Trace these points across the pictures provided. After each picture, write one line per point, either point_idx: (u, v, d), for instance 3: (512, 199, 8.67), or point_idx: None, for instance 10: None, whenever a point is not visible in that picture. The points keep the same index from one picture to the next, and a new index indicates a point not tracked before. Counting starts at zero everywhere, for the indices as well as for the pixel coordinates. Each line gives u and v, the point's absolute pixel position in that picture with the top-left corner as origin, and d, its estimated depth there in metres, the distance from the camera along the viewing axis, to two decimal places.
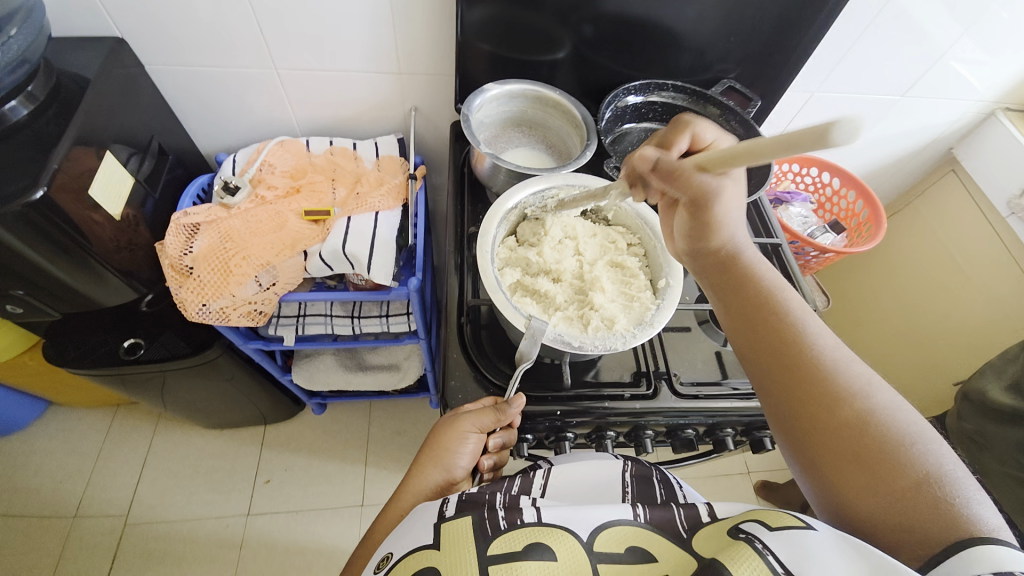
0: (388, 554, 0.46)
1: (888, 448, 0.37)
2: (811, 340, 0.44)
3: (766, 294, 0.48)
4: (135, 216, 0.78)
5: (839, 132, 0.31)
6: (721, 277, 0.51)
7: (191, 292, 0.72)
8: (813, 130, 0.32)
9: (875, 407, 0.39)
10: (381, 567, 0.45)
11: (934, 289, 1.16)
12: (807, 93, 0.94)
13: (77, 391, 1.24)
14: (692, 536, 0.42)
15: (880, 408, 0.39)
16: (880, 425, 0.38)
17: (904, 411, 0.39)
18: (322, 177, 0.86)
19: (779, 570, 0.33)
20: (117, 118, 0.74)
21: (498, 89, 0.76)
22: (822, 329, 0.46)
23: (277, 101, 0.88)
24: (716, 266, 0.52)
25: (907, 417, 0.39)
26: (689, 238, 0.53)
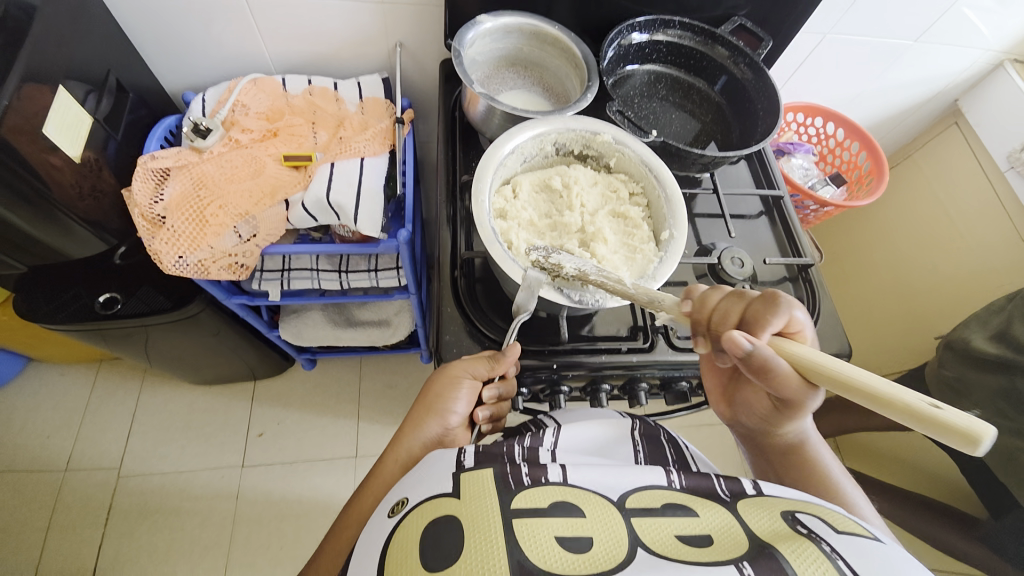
0: (402, 499, 0.44)
1: None
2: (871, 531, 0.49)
3: (827, 478, 0.53)
4: (97, 159, 0.72)
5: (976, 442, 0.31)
6: (784, 455, 0.56)
7: (164, 243, 0.68)
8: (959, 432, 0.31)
9: None
10: (395, 511, 0.43)
11: (924, 245, 1.17)
12: (818, 35, 0.89)
13: (55, 346, 1.20)
14: (735, 503, 0.44)
15: None
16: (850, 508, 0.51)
17: None
18: (302, 120, 0.80)
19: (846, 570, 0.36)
20: (68, 48, 0.67)
21: (492, 22, 0.70)
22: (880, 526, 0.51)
23: (248, 33, 0.80)
24: (782, 447, 0.56)
25: None
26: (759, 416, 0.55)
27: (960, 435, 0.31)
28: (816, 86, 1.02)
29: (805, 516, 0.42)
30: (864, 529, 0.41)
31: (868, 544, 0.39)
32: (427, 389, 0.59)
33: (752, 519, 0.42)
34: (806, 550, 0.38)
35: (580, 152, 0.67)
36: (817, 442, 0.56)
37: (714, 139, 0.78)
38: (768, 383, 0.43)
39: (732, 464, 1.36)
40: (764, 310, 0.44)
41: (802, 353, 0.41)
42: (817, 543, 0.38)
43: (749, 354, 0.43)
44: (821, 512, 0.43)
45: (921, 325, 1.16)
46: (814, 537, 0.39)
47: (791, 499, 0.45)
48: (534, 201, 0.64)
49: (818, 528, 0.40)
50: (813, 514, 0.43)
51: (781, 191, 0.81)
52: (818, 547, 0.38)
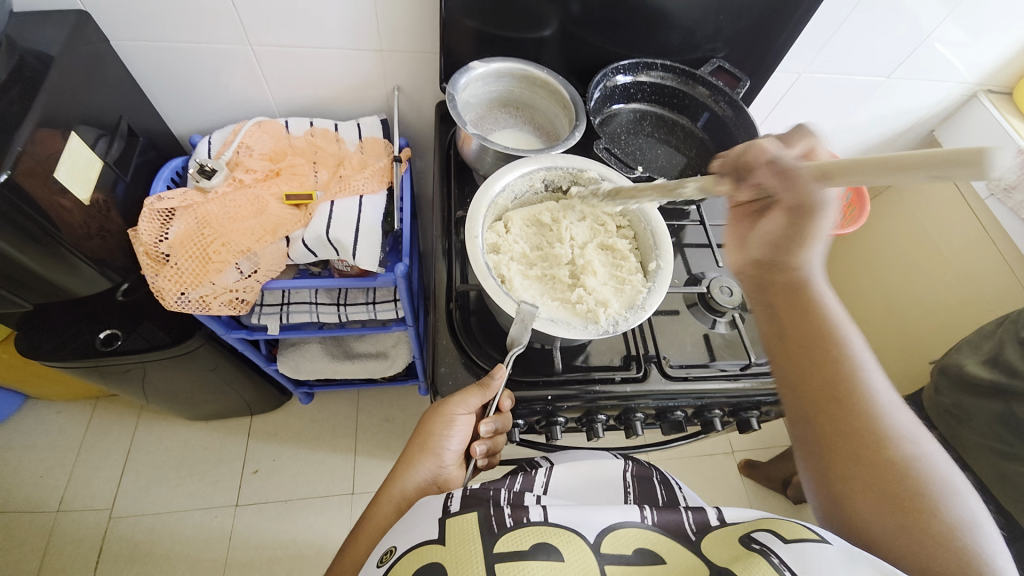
0: (390, 548, 0.45)
1: (925, 496, 0.40)
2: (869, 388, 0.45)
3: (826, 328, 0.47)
4: (106, 201, 0.74)
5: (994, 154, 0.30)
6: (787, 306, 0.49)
7: (168, 280, 0.70)
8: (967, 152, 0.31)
9: (921, 453, 0.42)
10: (383, 561, 0.44)
11: (912, 271, 1.19)
12: (795, 73, 0.94)
13: (53, 383, 1.20)
14: (701, 540, 0.44)
15: (924, 453, 0.42)
16: (921, 472, 0.41)
17: (940, 462, 0.42)
18: (303, 160, 0.83)
19: None
20: (83, 98, 0.70)
21: (484, 67, 0.74)
22: (876, 370, 0.47)
23: (253, 80, 0.84)
24: (782, 290, 0.50)
25: (941, 471, 0.42)
26: (763, 251, 0.50)
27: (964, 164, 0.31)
28: (797, 120, 1.07)
29: (760, 533, 0.42)
30: (811, 531, 0.41)
31: (817, 548, 0.39)
32: (420, 429, 0.59)
33: (715, 554, 0.42)
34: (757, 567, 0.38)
35: (568, 188, 0.69)
36: (822, 283, 0.49)
37: (699, 173, 0.81)
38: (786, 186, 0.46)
39: (736, 495, 1.34)
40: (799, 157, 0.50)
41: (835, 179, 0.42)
42: (768, 556, 0.39)
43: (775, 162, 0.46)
44: (775, 524, 0.43)
45: (915, 348, 1.17)
46: (766, 551, 0.40)
47: (749, 520, 0.45)
48: (526, 235, 0.66)
49: (771, 542, 0.40)
50: (768, 529, 0.42)
51: None
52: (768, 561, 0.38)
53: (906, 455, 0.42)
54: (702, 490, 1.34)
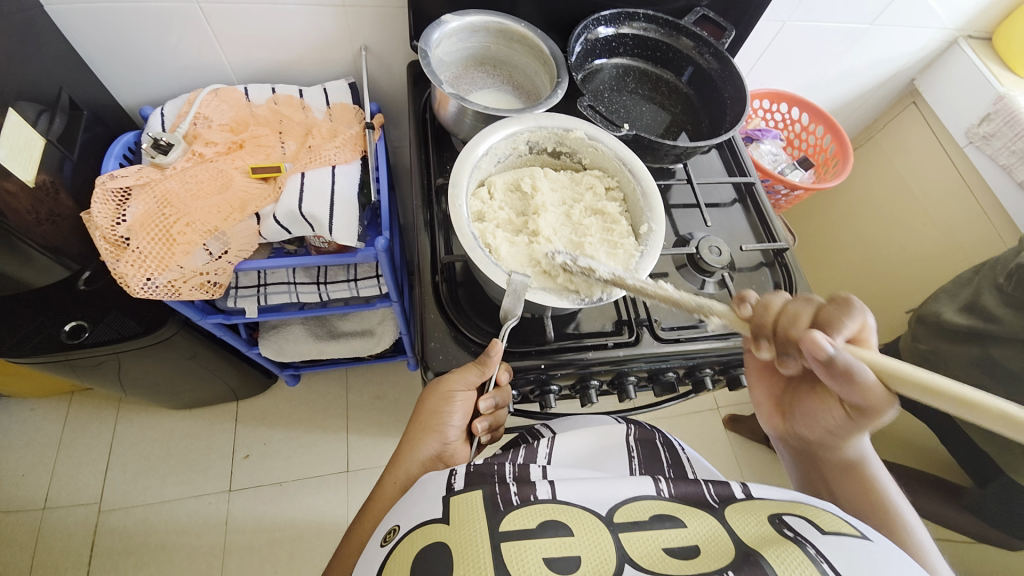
0: (395, 526, 0.44)
1: None
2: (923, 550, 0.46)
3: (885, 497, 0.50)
4: (53, 182, 0.68)
5: None
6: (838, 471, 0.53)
7: (130, 265, 0.65)
8: None
9: None
10: (388, 539, 0.43)
11: (891, 223, 1.20)
12: (779, 23, 0.91)
13: (21, 380, 1.14)
14: (723, 508, 0.45)
15: None
16: None
17: None
18: (268, 130, 0.78)
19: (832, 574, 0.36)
20: (15, 67, 0.63)
21: (457, 21, 0.69)
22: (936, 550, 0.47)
23: (206, 43, 0.77)
24: (833, 462, 0.54)
25: None
26: (823, 424, 0.53)
27: None
28: (781, 72, 1.04)
29: (791, 517, 0.43)
30: (852, 528, 0.42)
31: (853, 543, 0.39)
32: (419, 408, 0.59)
33: (740, 526, 0.42)
34: (790, 553, 0.38)
35: (553, 151, 0.66)
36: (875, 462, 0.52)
37: (685, 130, 0.79)
38: (850, 388, 0.42)
39: (722, 448, 1.39)
40: (838, 313, 0.43)
41: (869, 356, 0.39)
42: (803, 546, 0.39)
43: (830, 359, 0.41)
44: (808, 512, 0.44)
45: (893, 299, 1.20)
46: (800, 539, 0.40)
47: (779, 502, 0.46)
48: (510, 201, 0.64)
49: (805, 530, 0.41)
50: (799, 514, 0.44)
51: (753, 178, 0.82)
52: (803, 551, 0.38)
53: None
54: (690, 445, 1.38)
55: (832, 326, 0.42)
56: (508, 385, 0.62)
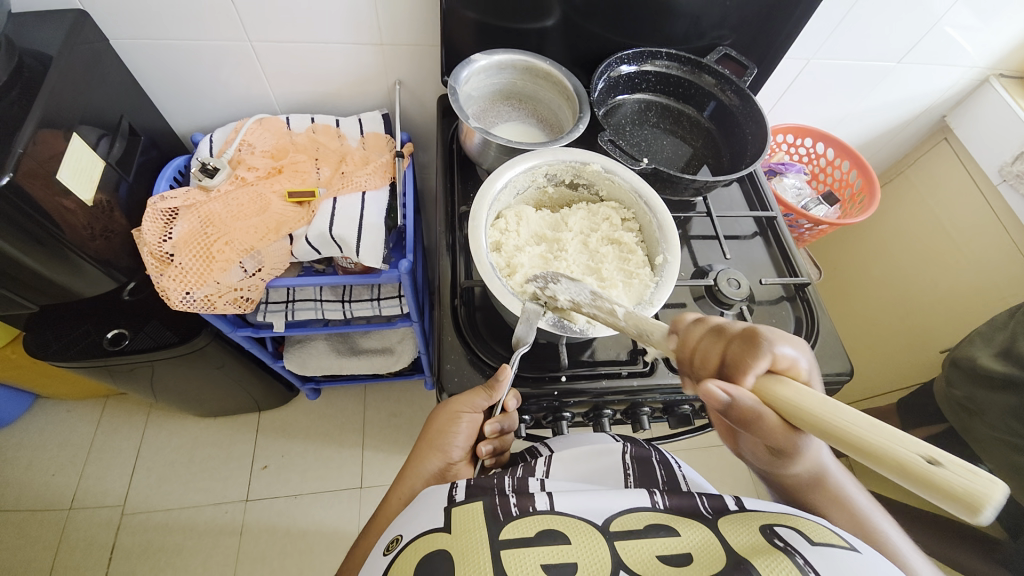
0: (396, 536, 0.45)
1: None
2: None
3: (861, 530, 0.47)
4: (109, 201, 0.74)
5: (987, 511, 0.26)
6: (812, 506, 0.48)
7: (172, 280, 0.69)
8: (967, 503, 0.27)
9: None
10: (390, 549, 0.44)
11: (922, 260, 1.17)
12: (803, 60, 0.92)
13: (63, 383, 1.21)
14: (716, 519, 0.45)
15: None
16: None
17: None
18: (305, 156, 0.83)
19: None
20: (84, 97, 0.70)
21: (486, 60, 0.73)
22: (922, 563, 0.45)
23: (254, 76, 0.83)
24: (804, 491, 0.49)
25: None
26: None
27: (965, 505, 0.27)
28: (804, 107, 1.05)
29: (782, 528, 0.42)
30: (840, 539, 0.40)
31: (843, 555, 0.38)
32: (428, 427, 0.60)
33: (732, 536, 0.42)
34: (778, 561, 0.38)
35: (571, 182, 0.68)
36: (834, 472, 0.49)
37: (706, 164, 0.80)
38: None
39: (742, 485, 1.34)
40: (743, 352, 0.41)
41: (785, 399, 0.37)
42: (791, 555, 0.38)
43: None
44: (800, 524, 0.43)
45: (925, 338, 1.15)
46: (789, 549, 0.39)
47: (773, 513, 0.45)
48: (529, 231, 0.66)
49: (794, 540, 0.40)
50: (791, 526, 0.42)
51: (774, 212, 0.82)
52: (790, 559, 0.38)
53: None
54: (709, 480, 1.34)
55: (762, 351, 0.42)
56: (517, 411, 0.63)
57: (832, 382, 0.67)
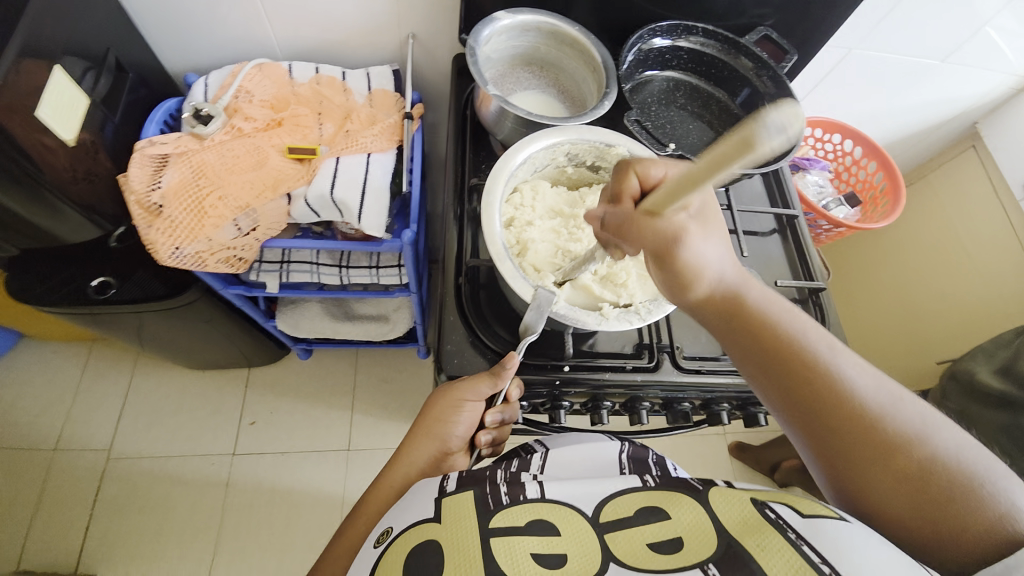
0: (388, 528, 0.44)
1: (957, 491, 0.36)
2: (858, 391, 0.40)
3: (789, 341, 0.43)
4: (94, 141, 0.68)
5: (767, 130, 0.28)
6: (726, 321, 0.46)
7: (161, 233, 0.66)
8: (741, 137, 0.29)
9: (938, 452, 0.37)
10: (381, 541, 0.43)
11: (932, 269, 1.15)
12: (844, 49, 0.86)
13: (46, 324, 1.18)
14: (707, 491, 0.43)
15: (942, 452, 0.37)
16: (944, 473, 0.36)
17: (968, 450, 0.38)
18: (307, 110, 0.77)
19: (815, 559, 0.34)
20: (67, 23, 0.63)
21: (510, 19, 0.67)
22: (857, 369, 0.41)
23: (255, 16, 0.76)
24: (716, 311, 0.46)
25: (971, 456, 0.37)
26: None
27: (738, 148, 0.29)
28: (836, 101, 0.99)
29: (776, 505, 0.40)
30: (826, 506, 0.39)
31: (834, 523, 0.37)
32: (426, 411, 0.58)
33: (722, 510, 0.40)
34: (770, 540, 0.36)
35: (592, 164, 0.64)
36: (743, 281, 0.46)
37: None
38: None
39: (724, 474, 1.36)
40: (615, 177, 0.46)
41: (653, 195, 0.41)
42: (783, 531, 0.37)
43: None
44: (790, 496, 0.42)
45: (924, 348, 1.15)
46: (782, 524, 0.38)
47: (762, 489, 0.44)
48: (545, 207, 0.63)
49: (785, 513, 0.39)
50: (784, 502, 0.41)
51: (796, 211, 0.79)
52: (782, 536, 0.36)
53: (922, 458, 0.37)
54: (692, 467, 1.37)
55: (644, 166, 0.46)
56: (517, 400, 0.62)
57: None
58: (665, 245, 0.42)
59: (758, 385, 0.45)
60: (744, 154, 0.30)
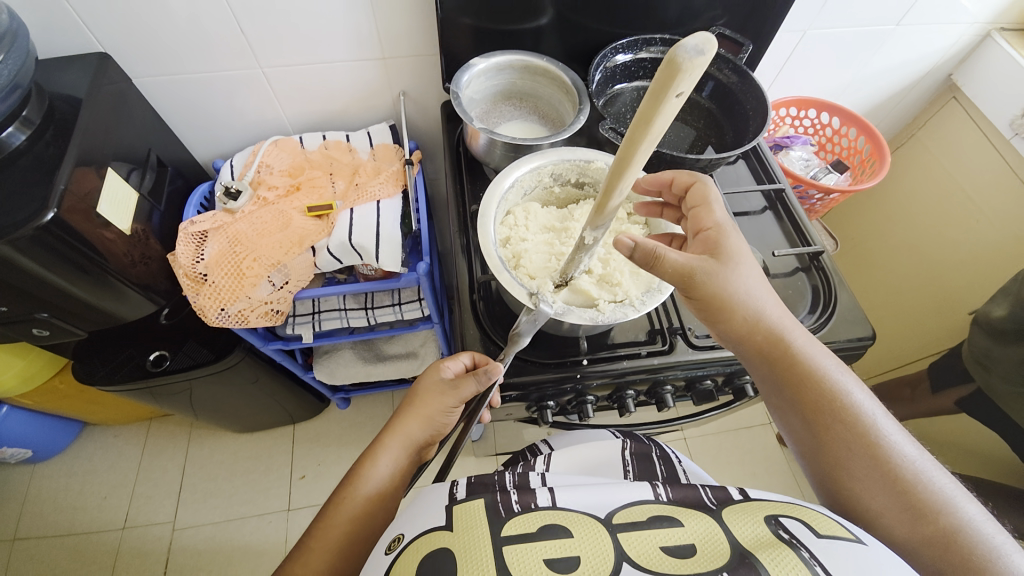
0: (399, 535, 0.45)
1: (977, 557, 0.41)
2: (894, 450, 0.47)
3: (836, 393, 0.50)
4: (144, 230, 0.78)
5: (686, 49, 0.32)
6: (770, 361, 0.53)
7: (208, 298, 0.74)
8: (666, 63, 0.33)
9: (962, 520, 0.43)
10: (392, 548, 0.44)
11: (941, 222, 1.15)
12: (799, 32, 0.92)
13: (108, 407, 1.27)
14: (720, 509, 0.45)
15: (966, 520, 0.43)
16: (968, 540, 0.42)
17: (985, 523, 0.44)
18: (320, 172, 0.86)
19: None
20: (115, 133, 0.74)
21: (485, 62, 0.76)
22: (898, 435, 0.49)
23: (267, 101, 0.87)
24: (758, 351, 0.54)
25: (989, 530, 0.43)
26: None
27: (667, 75, 0.33)
28: (805, 79, 1.04)
29: (788, 520, 0.43)
30: (846, 531, 0.41)
31: (849, 547, 0.39)
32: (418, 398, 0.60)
33: (737, 527, 0.42)
34: (784, 556, 0.38)
35: (576, 181, 0.70)
36: (791, 331, 0.54)
37: (710, 143, 0.81)
38: None
39: (775, 465, 1.33)
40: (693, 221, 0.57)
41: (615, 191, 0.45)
42: (797, 549, 0.39)
43: None
44: (804, 514, 0.44)
45: (952, 301, 1.12)
46: (794, 542, 0.40)
47: (776, 503, 0.46)
48: (538, 225, 0.67)
49: (800, 533, 0.41)
50: (796, 517, 0.43)
51: (782, 184, 0.83)
52: (796, 554, 0.38)
53: (948, 525, 0.43)
54: (741, 461, 1.34)
55: (697, 219, 0.56)
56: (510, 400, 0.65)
57: (855, 347, 0.67)
58: (686, 278, 0.52)
59: (786, 413, 0.53)
60: (674, 76, 0.33)
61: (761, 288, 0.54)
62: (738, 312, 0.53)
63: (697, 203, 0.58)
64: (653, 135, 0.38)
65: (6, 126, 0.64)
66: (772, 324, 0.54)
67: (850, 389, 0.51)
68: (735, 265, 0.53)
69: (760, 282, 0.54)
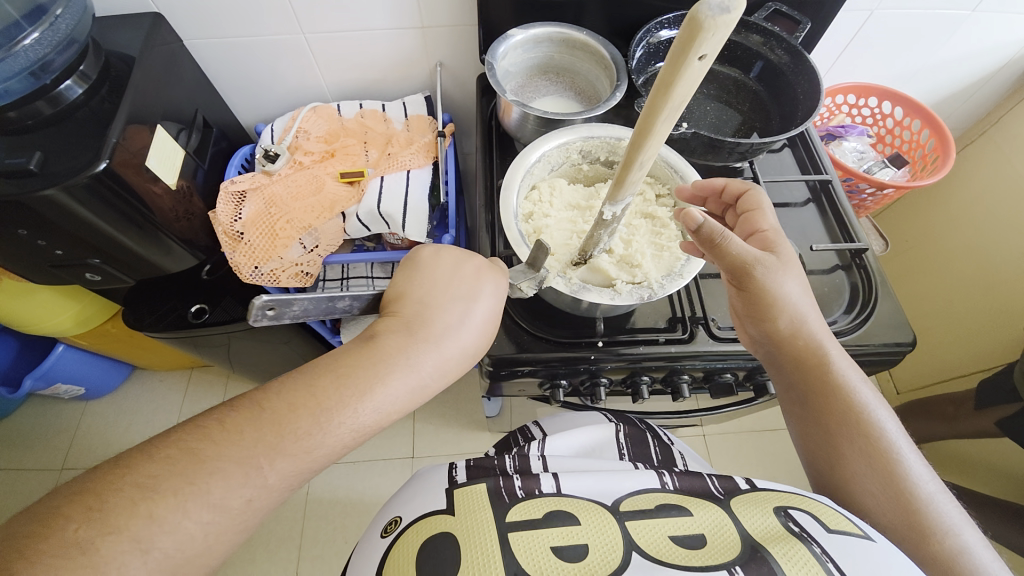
0: (395, 519, 0.47)
1: None
2: (909, 469, 0.46)
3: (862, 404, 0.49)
4: (189, 187, 0.82)
5: (709, 7, 0.30)
6: (800, 364, 0.51)
7: (243, 255, 0.77)
8: (688, 23, 0.31)
9: (965, 545, 0.42)
10: (389, 531, 0.46)
11: (1008, 230, 1.06)
12: (865, 12, 0.84)
13: (154, 354, 1.36)
14: (728, 499, 0.45)
15: (968, 546, 0.42)
16: (968, 566, 0.41)
17: (987, 553, 0.42)
18: (355, 140, 0.88)
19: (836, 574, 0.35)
20: (166, 94, 0.77)
21: (522, 34, 0.74)
22: (916, 456, 0.47)
23: (306, 67, 0.89)
24: (790, 352, 0.52)
25: (990, 560, 0.42)
26: None
27: (687, 37, 0.32)
28: (867, 64, 0.97)
29: (797, 512, 0.42)
30: (855, 527, 0.40)
31: (859, 544, 0.38)
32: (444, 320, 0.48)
33: (744, 515, 0.42)
34: (796, 551, 0.37)
35: (606, 160, 0.68)
36: (827, 337, 0.52)
37: (755, 129, 0.77)
38: None
39: (797, 471, 1.29)
40: (743, 226, 0.56)
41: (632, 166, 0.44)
42: (807, 543, 0.38)
43: None
44: (813, 507, 0.43)
45: (1010, 316, 1.04)
46: (804, 536, 0.39)
47: (783, 493, 0.45)
48: (563, 202, 0.66)
49: (810, 526, 0.40)
50: (805, 510, 0.42)
51: (829, 175, 0.78)
52: (807, 548, 0.37)
53: (949, 548, 0.42)
54: (761, 463, 1.30)
55: (749, 223, 0.56)
56: (526, 375, 0.65)
57: (893, 353, 0.63)
58: (733, 271, 0.50)
59: (805, 415, 0.51)
60: (691, 38, 0.31)
61: (805, 293, 0.52)
62: (778, 311, 0.51)
63: (749, 208, 0.56)
64: (675, 102, 0.36)
65: (64, 80, 0.67)
66: (811, 331, 0.51)
67: (874, 404, 0.49)
68: (786, 267, 0.51)
69: (807, 288, 0.52)
